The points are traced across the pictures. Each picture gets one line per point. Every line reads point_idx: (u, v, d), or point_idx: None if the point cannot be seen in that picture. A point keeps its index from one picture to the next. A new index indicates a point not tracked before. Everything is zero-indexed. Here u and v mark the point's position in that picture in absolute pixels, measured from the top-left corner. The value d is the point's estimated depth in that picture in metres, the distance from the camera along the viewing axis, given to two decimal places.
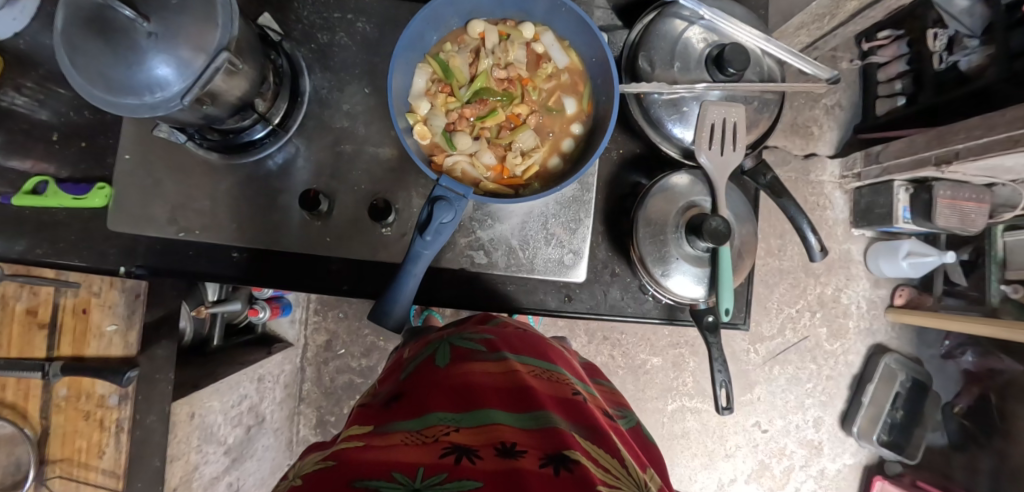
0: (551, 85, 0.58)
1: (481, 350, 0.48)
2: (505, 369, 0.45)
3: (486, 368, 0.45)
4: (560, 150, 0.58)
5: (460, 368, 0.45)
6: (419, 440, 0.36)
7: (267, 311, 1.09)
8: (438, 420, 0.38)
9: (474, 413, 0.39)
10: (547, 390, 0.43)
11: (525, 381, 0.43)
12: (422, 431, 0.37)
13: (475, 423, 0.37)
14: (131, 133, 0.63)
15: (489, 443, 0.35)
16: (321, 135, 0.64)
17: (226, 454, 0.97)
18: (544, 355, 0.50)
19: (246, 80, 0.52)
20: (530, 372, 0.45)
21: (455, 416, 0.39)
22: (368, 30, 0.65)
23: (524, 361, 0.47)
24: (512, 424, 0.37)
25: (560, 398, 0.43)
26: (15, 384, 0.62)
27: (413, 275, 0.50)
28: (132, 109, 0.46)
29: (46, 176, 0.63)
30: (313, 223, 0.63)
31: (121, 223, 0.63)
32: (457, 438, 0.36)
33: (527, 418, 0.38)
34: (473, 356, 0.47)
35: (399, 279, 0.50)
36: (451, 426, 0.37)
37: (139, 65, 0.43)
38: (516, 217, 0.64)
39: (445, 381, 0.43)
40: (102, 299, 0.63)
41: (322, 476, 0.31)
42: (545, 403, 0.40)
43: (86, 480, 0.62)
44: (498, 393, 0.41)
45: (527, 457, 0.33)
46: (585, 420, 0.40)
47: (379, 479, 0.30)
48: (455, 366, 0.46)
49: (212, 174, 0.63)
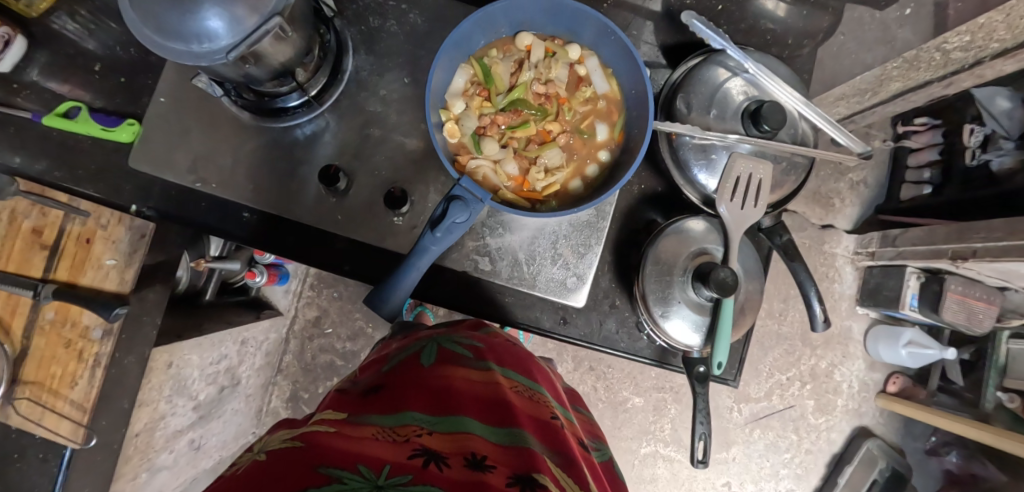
0: (585, 108, 0.58)
1: (467, 356, 0.48)
2: (489, 380, 0.44)
3: (469, 376, 0.44)
4: (583, 174, 0.57)
5: (444, 371, 0.45)
6: (391, 437, 0.35)
7: (263, 277, 1.11)
8: (413, 420, 0.38)
9: (449, 419, 0.38)
10: (526, 409, 0.43)
11: (505, 395, 0.42)
12: (395, 428, 0.37)
13: (450, 430, 0.37)
14: (172, 77, 0.64)
15: (459, 453, 0.34)
16: (352, 115, 0.64)
17: (194, 409, 0.97)
18: (529, 372, 0.50)
19: (291, 47, 0.53)
20: (512, 388, 0.44)
21: (430, 418, 0.38)
22: (418, 23, 0.66)
23: (509, 375, 0.47)
24: (485, 437, 0.37)
25: (536, 418, 0.42)
26: (4, 298, 0.62)
27: (415, 269, 0.50)
28: (177, 55, 0.46)
29: (79, 102, 0.64)
30: (327, 199, 0.62)
31: (143, 162, 0.63)
32: (429, 442, 0.35)
33: (502, 433, 0.38)
34: (459, 361, 0.47)
35: (400, 272, 0.50)
36: (424, 429, 0.37)
37: (192, 13, 0.44)
38: (527, 231, 0.63)
39: (427, 381, 0.43)
40: (108, 232, 0.63)
41: (288, 458, 0.31)
42: (522, 421, 0.40)
43: (51, 408, 0.61)
44: (478, 403, 0.41)
45: (495, 474, 0.33)
46: (560, 445, 0.39)
47: (344, 469, 0.30)
48: (440, 369, 0.45)
49: (240, 132, 0.64)
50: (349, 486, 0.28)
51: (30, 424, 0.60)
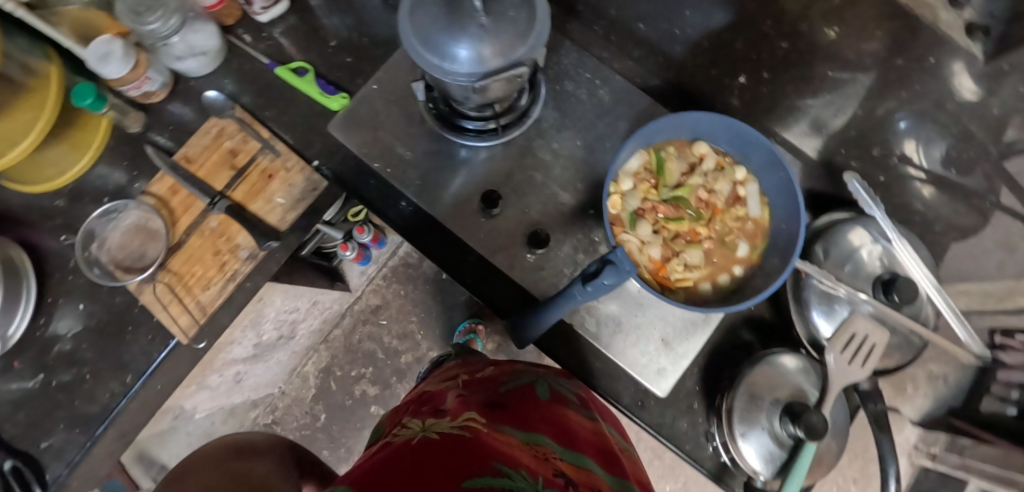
0: (735, 224, 0.63)
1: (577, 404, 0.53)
2: (597, 432, 0.48)
3: (581, 422, 0.49)
4: (715, 280, 0.61)
5: (560, 410, 0.49)
6: (530, 450, 0.39)
7: (353, 253, 1.20)
8: (544, 442, 0.42)
9: (575, 452, 0.42)
10: (629, 467, 0.47)
11: (614, 448, 0.47)
12: (531, 444, 0.41)
13: (578, 462, 0.41)
14: (391, 73, 0.74)
15: (592, 484, 0.38)
16: (522, 154, 0.72)
17: (255, 346, 1.06)
18: (622, 436, 0.54)
19: (511, 88, 0.64)
20: (615, 444, 0.49)
21: (559, 447, 0.42)
22: (605, 99, 0.74)
23: (610, 431, 0.51)
24: (607, 478, 0.41)
25: (637, 478, 0.46)
26: (185, 195, 0.73)
27: (555, 309, 0.56)
28: (428, 65, 0.58)
29: (310, 66, 0.77)
30: (476, 215, 0.69)
31: (337, 128, 0.73)
32: (566, 467, 0.39)
33: (619, 480, 0.42)
34: (569, 405, 0.51)
35: (546, 307, 0.57)
36: (557, 454, 0.41)
37: (454, 39, 0.56)
38: (637, 308, 0.67)
39: (547, 415, 0.48)
40: (288, 175, 0.72)
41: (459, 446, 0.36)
42: (631, 476, 0.44)
43: (179, 299, 0.70)
44: (592, 447, 0.45)
45: None
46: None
47: (518, 468, 0.34)
48: (555, 407, 0.50)
49: (425, 134, 0.73)
50: (518, 483, 0.32)
51: (158, 305, 0.70)
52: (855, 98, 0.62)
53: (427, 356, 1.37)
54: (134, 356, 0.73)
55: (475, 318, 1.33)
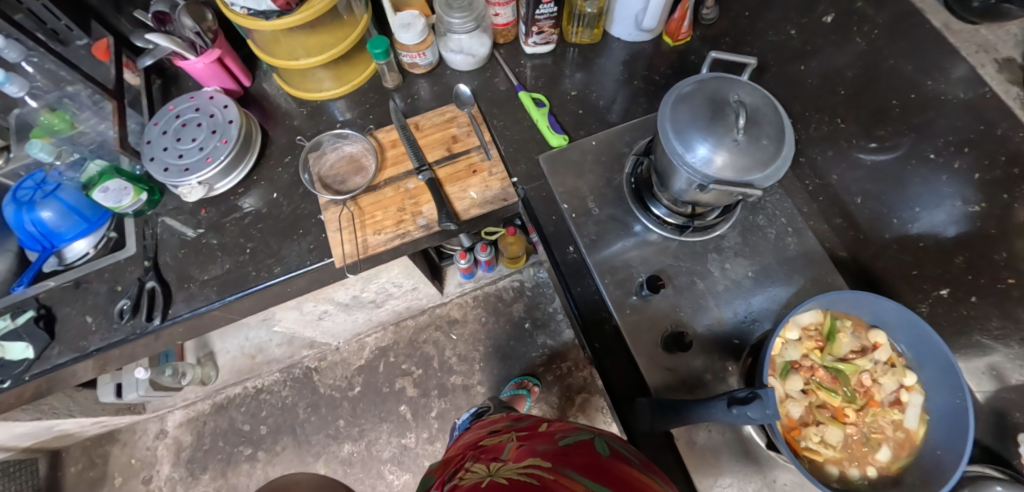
0: (886, 425, 0.60)
1: (641, 463, 0.49)
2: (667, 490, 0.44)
3: (646, 478, 0.46)
4: (845, 469, 0.58)
5: (623, 463, 0.47)
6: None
7: (465, 262, 1.29)
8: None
9: None
10: None
11: None
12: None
13: None
14: (610, 139, 0.82)
15: None
16: (693, 259, 0.75)
17: (354, 297, 1.13)
18: None
19: (723, 200, 0.67)
20: None
21: None
22: (790, 247, 0.75)
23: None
24: None
25: None
26: (401, 153, 0.83)
27: (698, 416, 0.56)
28: (669, 150, 0.64)
29: (547, 103, 0.87)
30: (629, 290, 0.72)
31: (546, 161, 0.81)
32: None
33: None
34: (633, 461, 0.49)
35: (689, 407, 0.58)
36: None
37: (701, 141, 0.62)
38: (741, 454, 0.65)
39: (605, 467, 0.45)
40: (487, 178, 0.81)
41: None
42: None
43: (354, 231, 0.79)
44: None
45: None
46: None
47: None
48: (614, 461, 0.47)
49: (616, 200, 0.78)
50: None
51: (334, 225, 0.79)
52: None
53: (474, 388, 1.36)
54: (289, 255, 0.81)
55: (533, 378, 1.33)
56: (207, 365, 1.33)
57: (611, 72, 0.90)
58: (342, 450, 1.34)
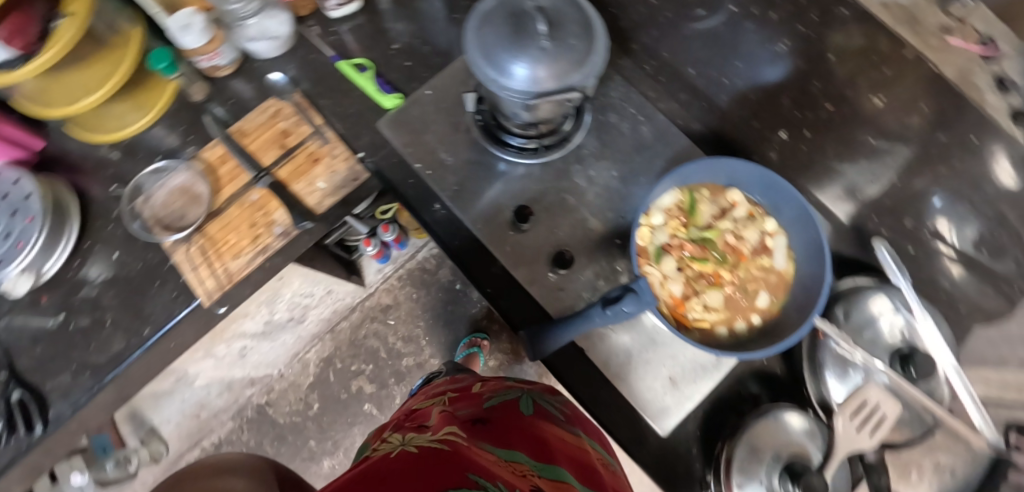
0: (759, 273, 0.63)
1: (558, 419, 0.59)
2: (578, 447, 0.54)
3: (562, 439, 0.54)
4: (732, 326, 0.61)
5: (542, 427, 0.55)
6: (509, 467, 0.44)
7: (373, 249, 1.26)
8: (521, 459, 0.47)
9: (550, 466, 0.47)
10: (607, 481, 0.51)
11: (592, 465, 0.52)
12: (510, 461, 0.46)
13: (552, 475, 0.45)
14: (444, 83, 0.78)
15: None
16: (558, 176, 0.74)
17: (265, 324, 1.08)
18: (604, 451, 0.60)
19: (558, 109, 0.66)
20: (595, 460, 0.54)
21: (535, 461, 0.47)
22: (646, 134, 0.76)
23: (591, 447, 0.57)
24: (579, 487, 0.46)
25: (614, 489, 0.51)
26: (234, 166, 0.76)
27: (571, 331, 0.57)
28: (485, 78, 0.62)
29: (371, 65, 0.80)
30: (505, 228, 0.71)
31: (387, 126, 0.76)
32: (540, 481, 0.44)
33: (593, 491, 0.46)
34: (553, 424, 0.57)
35: (565, 325, 0.58)
36: (533, 469, 0.46)
37: (512, 58, 0.59)
38: (649, 341, 0.67)
39: (525, 429, 0.53)
40: (332, 162, 0.75)
41: (437, 461, 0.41)
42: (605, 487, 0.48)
43: (210, 264, 0.73)
44: (568, 458, 0.50)
45: None
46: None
47: (489, 481, 0.39)
48: (533, 427, 0.54)
49: (468, 144, 0.75)
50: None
51: (187, 265, 0.73)
52: (892, 168, 0.64)
53: (428, 362, 1.37)
54: (154, 311, 0.74)
55: (480, 333, 1.35)
56: (153, 441, 1.16)
57: (429, 10, 0.84)
58: (323, 467, 1.34)
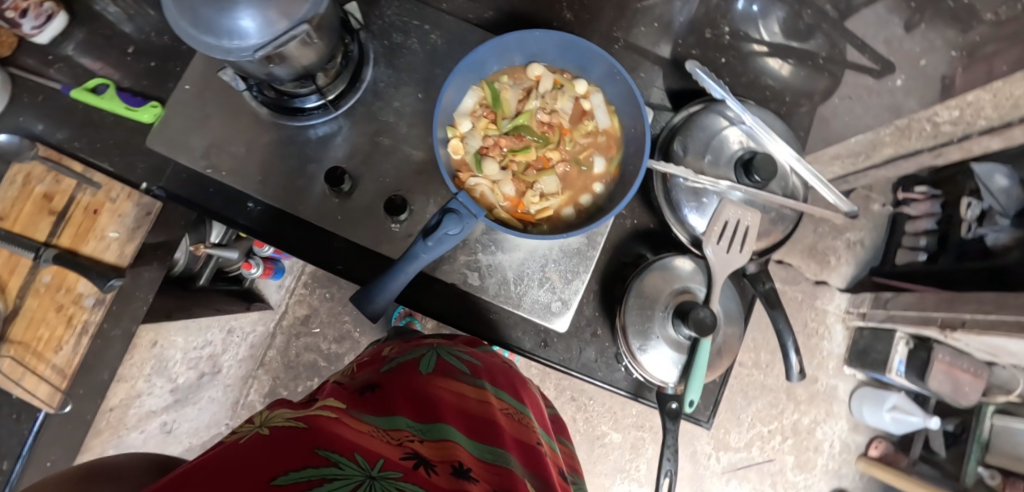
0: (586, 140, 0.60)
1: (463, 372, 0.52)
2: (481, 398, 0.49)
3: (465, 392, 0.48)
4: (576, 203, 0.59)
5: (441, 382, 0.49)
6: (383, 437, 0.38)
7: (259, 269, 1.16)
8: (403, 425, 0.40)
9: (436, 427, 0.41)
10: (514, 432, 0.46)
11: (496, 417, 0.46)
12: (388, 431, 0.39)
13: (436, 439, 0.39)
14: (199, 69, 0.66)
15: (446, 462, 0.37)
16: (365, 122, 0.67)
17: (172, 391, 0.99)
18: (520, 394, 0.55)
19: (316, 52, 0.55)
20: (502, 410, 0.49)
21: (420, 426, 0.41)
22: (438, 42, 0.69)
23: (500, 397, 0.51)
24: (469, 449, 0.40)
25: (521, 441, 0.45)
26: (6, 256, 0.62)
27: (402, 275, 0.50)
28: (207, 47, 0.49)
29: (108, 81, 0.67)
30: (330, 199, 0.64)
31: (159, 144, 0.66)
32: (419, 449, 0.37)
33: (488, 451, 0.41)
34: (457, 375, 0.51)
35: (388, 275, 0.50)
36: (414, 436, 0.39)
37: (227, 12, 0.47)
38: (518, 252, 0.65)
39: (419, 388, 0.47)
40: (116, 206, 0.65)
41: (289, 435, 0.33)
42: (507, 444, 0.43)
43: (31, 370, 0.62)
44: (461, 416, 0.45)
45: (477, 485, 0.35)
46: (545, 473, 0.42)
47: (342, 455, 0.32)
48: (429, 383, 0.48)
49: (255, 126, 0.66)
50: (346, 472, 0.30)
51: (8, 383, 0.61)
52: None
53: None
54: None
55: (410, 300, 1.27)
56: None
57: None
58: None
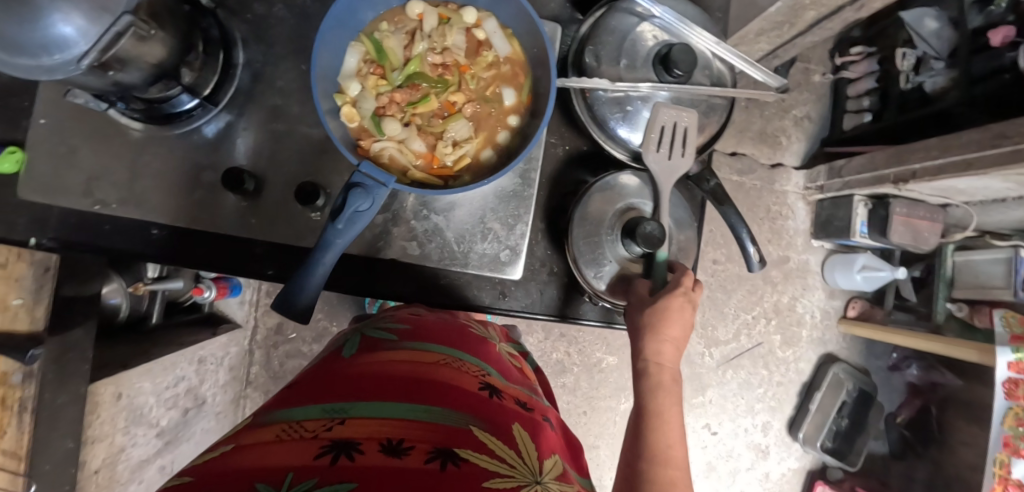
0: (489, 73, 0.54)
1: (391, 341, 0.51)
2: (410, 357, 0.48)
3: (392, 358, 0.47)
4: (494, 143, 0.54)
5: (365, 359, 0.47)
6: (300, 436, 0.36)
7: (212, 291, 1.09)
8: (321, 413, 0.39)
9: (361, 404, 0.40)
10: (451, 379, 0.45)
11: (427, 372, 0.45)
12: (306, 425, 0.38)
13: (361, 417, 0.38)
14: (48, 96, 0.58)
15: (375, 439, 0.36)
16: (251, 111, 0.60)
17: (159, 436, 0.96)
18: (457, 341, 0.54)
19: (162, 46, 0.49)
20: (436, 361, 0.48)
21: (342, 407, 0.39)
22: (307, 3, 0.62)
23: (433, 349, 0.50)
24: (401, 416, 0.39)
25: (460, 385, 0.45)
26: None
27: (314, 267, 0.45)
28: (26, 71, 0.42)
29: None
30: (238, 204, 0.59)
31: (33, 193, 0.58)
32: (341, 433, 0.36)
33: (420, 408, 0.40)
34: (383, 346, 0.50)
35: (306, 269, 0.45)
36: (336, 420, 0.38)
37: (30, 22, 0.40)
38: (453, 209, 0.62)
39: (341, 371, 0.45)
40: (7, 271, 0.58)
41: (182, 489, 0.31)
42: (442, 395, 0.42)
43: None
44: (390, 382, 0.43)
45: (412, 454, 0.35)
46: (490, 412, 0.43)
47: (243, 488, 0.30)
48: (353, 363, 0.46)
49: (132, 145, 0.59)
50: None
51: None
52: None
53: None
54: None
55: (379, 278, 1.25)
56: None
57: None
58: None
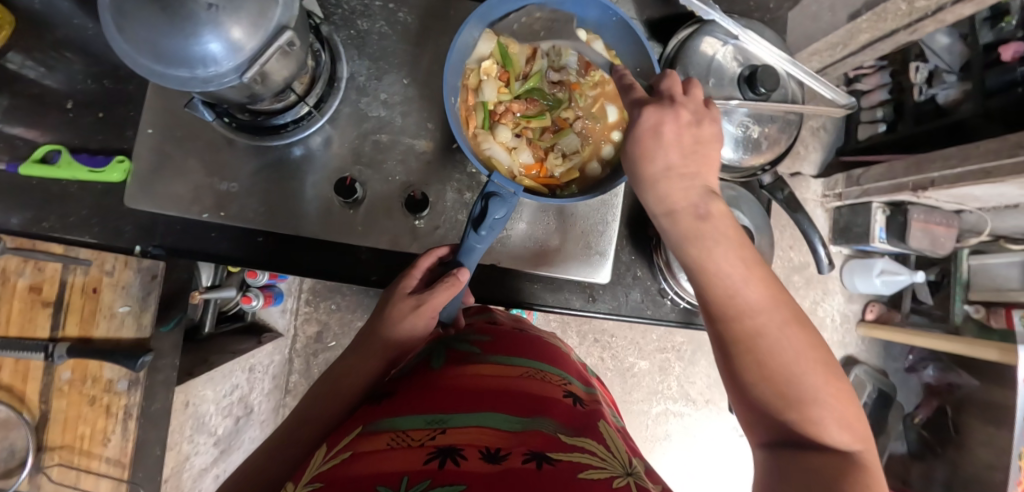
0: (596, 92, 0.58)
1: (477, 353, 0.50)
2: (496, 370, 0.46)
3: (479, 370, 0.46)
4: (600, 156, 0.57)
5: (453, 372, 0.46)
6: (406, 442, 0.37)
7: (259, 299, 1.08)
8: (421, 422, 0.39)
9: (457, 415, 0.39)
10: (540, 391, 0.44)
11: (515, 385, 0.44)
12: (409, 433, 0.38)
13: (459, 425, 0.38)
14: (157, 106, 0.60)
15: (474, 444, 0.36)
16: (355, 122, 0.62)
17: (215, 444, 0.97)
18: (540, 354, 0.52)
19: (294, 60, 0.50)
20: (523, 374, 0.46)
21: (437, 417, 0.39)
22: (408, 21, 0.64)
23: (519, 362, 0.49)
24: (499, 427, 0.39)
25: (548, 397, 0.44)
26: (12, 364, 0.57)
27: (470, 270, 0.51)
28: (183, 81, 0.44)
29: (59, 145, 0.60)
30: (343, 211, 0.61)
31: (142, 200, 0.59)
32: (443, 440, 0.36)
33: (516, 421, 0.40)
34: (470, 358, 0.49)
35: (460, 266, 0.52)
36: (436, 429, 0.38)
37: (198, 38, 0.42)
38: (541, 213, 0.64)
39: (433, 385, 0.45)
40: (115, 278, 0.59)
41: None
42: (535, 407, 0.42)
43: (86, 469, 0.59)
44: (482, 395, 0.42)
45: (512, 457, 0.35)
46: (578, 420, 0.42)
47: None
48: (441, 375, 0.46)
49: (240, 154, 0.61)
50: None
51: (67, 488, 0.58)
52: None
53: None
54: None
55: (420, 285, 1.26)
56: None
57: None
58: None
